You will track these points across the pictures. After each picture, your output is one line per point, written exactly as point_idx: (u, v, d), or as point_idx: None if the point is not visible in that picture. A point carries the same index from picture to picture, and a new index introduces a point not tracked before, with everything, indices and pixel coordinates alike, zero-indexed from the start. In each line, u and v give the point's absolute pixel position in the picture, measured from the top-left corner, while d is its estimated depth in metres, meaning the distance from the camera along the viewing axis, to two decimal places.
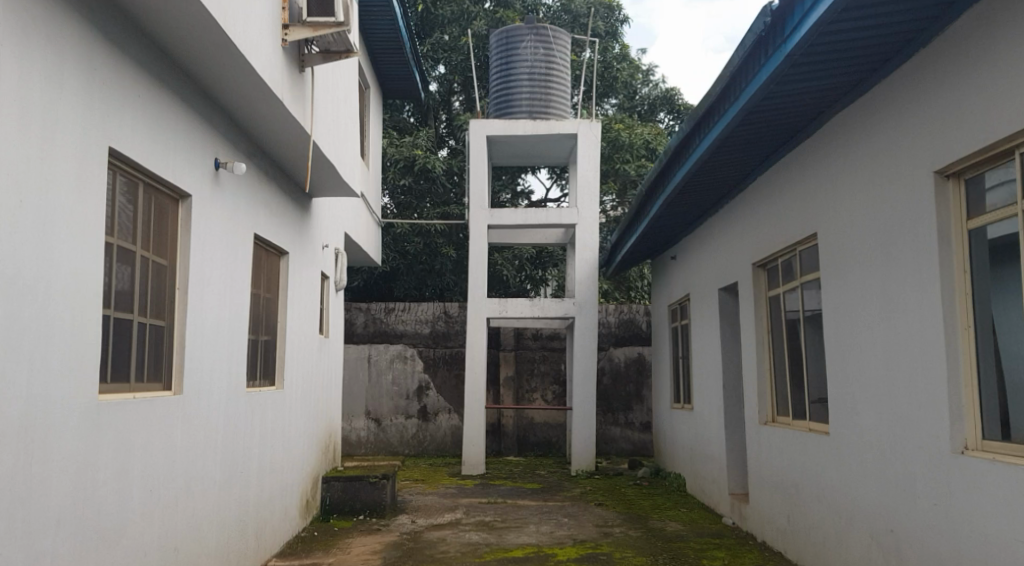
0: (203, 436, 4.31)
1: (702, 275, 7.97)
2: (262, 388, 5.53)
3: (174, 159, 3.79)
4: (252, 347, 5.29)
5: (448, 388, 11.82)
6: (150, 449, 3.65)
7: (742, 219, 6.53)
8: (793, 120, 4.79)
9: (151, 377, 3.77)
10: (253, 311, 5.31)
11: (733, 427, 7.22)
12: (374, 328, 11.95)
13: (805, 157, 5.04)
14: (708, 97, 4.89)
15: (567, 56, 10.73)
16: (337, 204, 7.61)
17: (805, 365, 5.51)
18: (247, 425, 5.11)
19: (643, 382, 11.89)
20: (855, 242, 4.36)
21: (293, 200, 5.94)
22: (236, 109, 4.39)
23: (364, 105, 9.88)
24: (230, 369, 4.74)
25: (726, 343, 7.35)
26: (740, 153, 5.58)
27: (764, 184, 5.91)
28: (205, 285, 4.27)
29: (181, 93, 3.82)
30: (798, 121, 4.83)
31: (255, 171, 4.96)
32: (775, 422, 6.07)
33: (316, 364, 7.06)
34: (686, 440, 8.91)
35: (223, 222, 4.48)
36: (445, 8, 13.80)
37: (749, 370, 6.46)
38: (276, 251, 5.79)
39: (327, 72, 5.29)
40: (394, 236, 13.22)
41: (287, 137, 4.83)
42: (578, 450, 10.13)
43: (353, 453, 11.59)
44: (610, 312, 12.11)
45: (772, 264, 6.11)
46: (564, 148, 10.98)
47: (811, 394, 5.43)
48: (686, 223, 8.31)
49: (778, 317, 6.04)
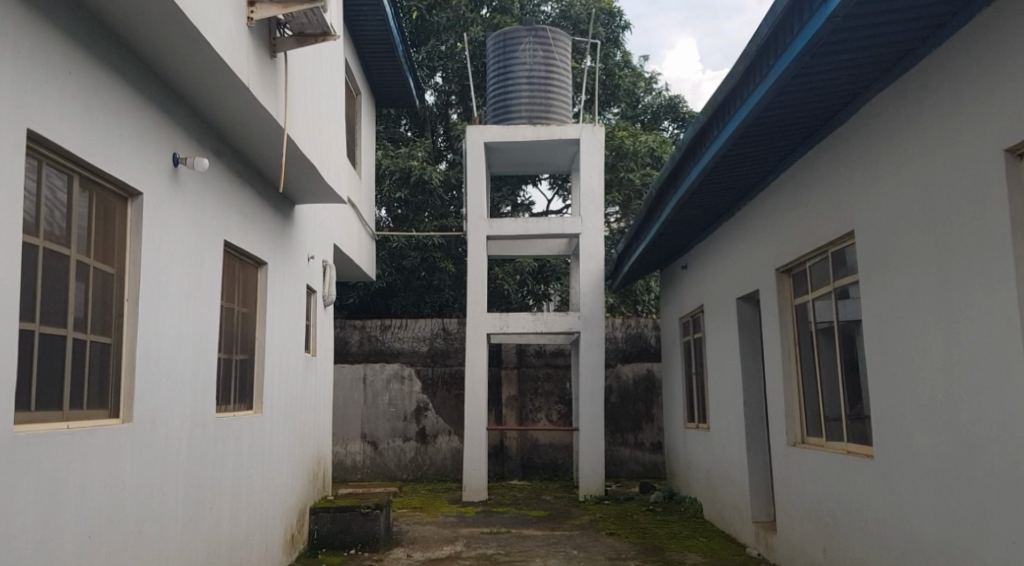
0: (160, 472, 3.75)
1: (718, 284, 7.43)
2: (237, 413, 4.98)
3: (117, 149, 3.26)
4: (223, 367, 4.75)
5: (448, 409, 11.25)
6: (92, 486, 3.09)
7: (764, 219, 6.00)
8: (827, 104, 4.33)
9: (92, 403, 3.23)
10: (225, 326, 4.77)
11: (755, 449, 6.63)
12: (369, 346, 11.45)
13: (840, 145, 4.52)
14: (731, 78, 4.40)
15: (567, 58, 10.26)
16: (325, 213, 7.12)
17: (839, 379, 4.95)
18: (219, 455, 4.55)
19: (654, 400, 11.32)
20: (902, 238, 3.85)
21: (271, 206, 5.43)
22: (197, 97, 3.88)
23: (355, 112, 9.43)
24: (195, 393, 4.19)
25: (745, 357, 6.79)
26: (765, 143, 5.08)
27: (792, 180, 5.39)
28: (161, 296, 3.72)
29: (125, 74, 3.30)
30: (832, 106, 4.36)
31: (224, 169, 4.46)
32: (805, 444, 5.51)
33: (301, 385, 6.51)
34: (702, 462, 8.31)
35: (185, 225, 3.96)
36: (439, 15, 13.39)
37: (774, 386, 5.90)
38: (252, 261, 5.27)
39: (303, 62, 4.78)
40: (390, 250, 12.73)
41: (258, 130, 4.31)
42: (586, 473, 9.52)
43: (348, 479, 11.00)
44: (617, 327, 11.59)
45: (798, 269, 5.58)
46: (566, 156, 10.49)
47: (845, 412, 4.88)
48: (698, 228, 7.79)
49: (806, 327, 5.49)
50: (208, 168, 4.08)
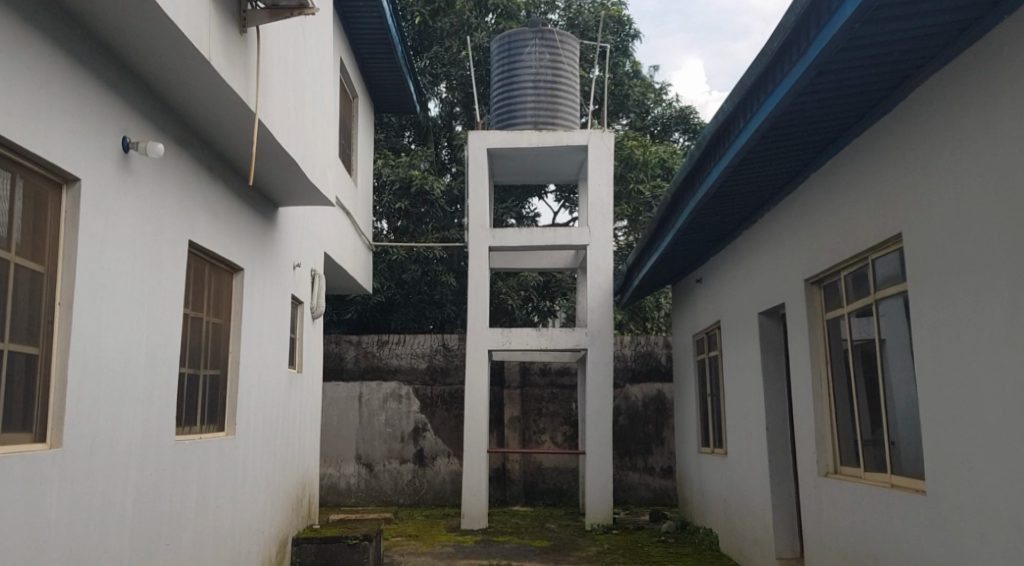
0: (100, 507, 3.20)
1: (737, 298, 6.89)
2: (205, 435, 4.45)
3: (47, 126, 2.75)
4: (188, 383, 4.23)
5: (447, 430, 10.69)
6: (7, 526, 2.50)
7: (793, 226, 5.48)
8: (871, 89, 3.85)
9: (10, 425, 2.65)
10: (190, 337, 4.26)
11: (779, 478, 6.04)
12: (366, 363, 10.84)
13: (885, 137, 4.00)
14: (764, 57, 3.90)
15: (575, 62, 9.81)
16: (312, 218, 6.61)
17: (878, 402, 4.39)
18: (179, 485, 4.01)
19: (664, 422, 10.74)
20: (963, 242, 3.31)
21: (247, 207, 4.93)
22: (150, 75, 3.39)
23: (352, 116, 8.97)
24: (149, 413, 3.64)
25: (768, 377, 6.23)
26: (798, 136, 4.57)
27: (826, 181, 4.86)
28: (106, 301, 3.21)
29: (59, 39, 2.80)
30: (877, 91, 3.87)
31: (188, 160, 3.96)
32: (838, 474, 4.93)
33: (283, 405, 5.97)
34: (718, 490, 7.72)
35: (136, 220, 3.45)
36: (443, 20, 12.97)
37: (802, 409, 5.34)
38: (226, 266, 4.76)
39: (280, 43, 4.30)
40: (389, 263, 12.25)
41: (224, 114, 3.82)
42: (593, 502, 8.89)
43: (341, 503, 10.45)
44: (625, 344, 11.00)
45: (831, 279, 5.03)
46: (573, 164, 10.02)
47: (883, 441, 4.32)
48: (715, 238, 7.29)
49: (840, 344, 4.94)
50: (161, 156, 3.57)
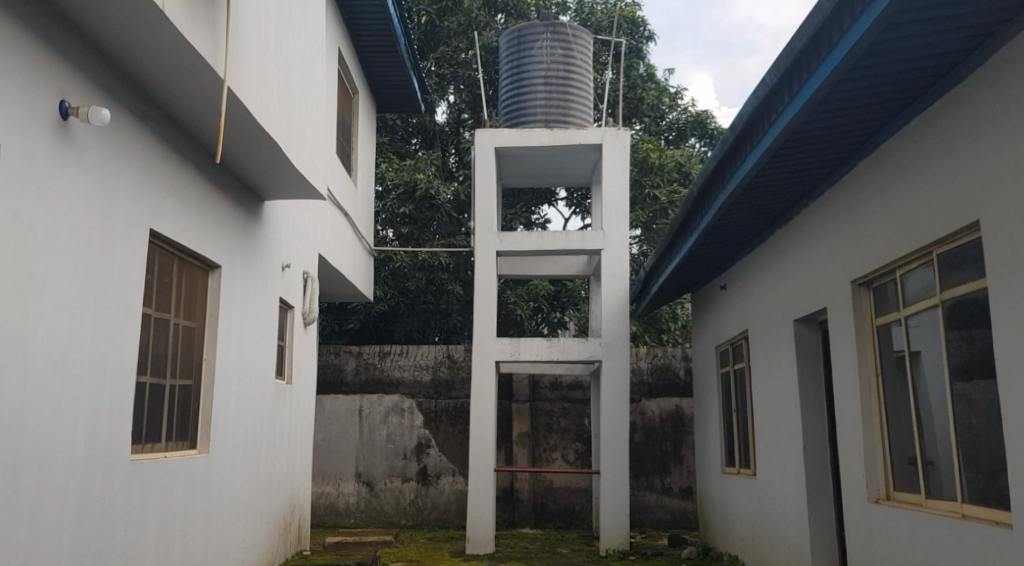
0: (26, 546, 2.60)
1: (769, 304, 6.30)
2: (170, 455, 3.89)
3: None
4: (151, 395, 3.69)
5: (452, 446, 10.10)
6: None
7: (838, 221, 4.87)
8: (942, 54, 3.26)
9: None
10: (155, 341, 3.73)
11: (818, 503, 5.43)
12: (367, 375, 10.27)
13: (955, 112, 3.40)
14: (819, 12, 3.28)
15: (588, 57, 9.32)
16: (303, 215, 6.08)
17: (938, 422, 3.78)
18: (135, 516, 3.44)
19: (682, 440, 10.13)
20: None
21: (224, 197, 4.40)
22: (95, 30, 2.83)
23: (351, 113, 8.48)
24: (95, 429, 3.08)
25: (804, 392, 5.63)
26: (849, 113, 3.98)
27: (880, 167, 4.26)
28: (36, 296, 2.63)
29: None
30: (949, 57, 3.29)
31: (145, 135, 3.42)
32: (891, 501, 4.32)
33: (269, 420, 5.42)
34: (745, 515, 7.10)
35: (77, 201, 2.89)
36: (450, 19, 12.52)
37: (849, 428, 4.73)
38: (201, 262, 4.23)
39: (256, 7, 3.75)
40: (392, 271, 11.73)
41: (186, 80, 3.27)
42: (607, 525, 8.25)
43: (340, 525, 9.86)
44: (641, 357, 10.39)
45: (882, 280, 4.44)
46: (586, 165, 9.49)
47: (946, 466, 3.71)
48: (745, 238, 6.65)
49: (893, 353, 4.34)
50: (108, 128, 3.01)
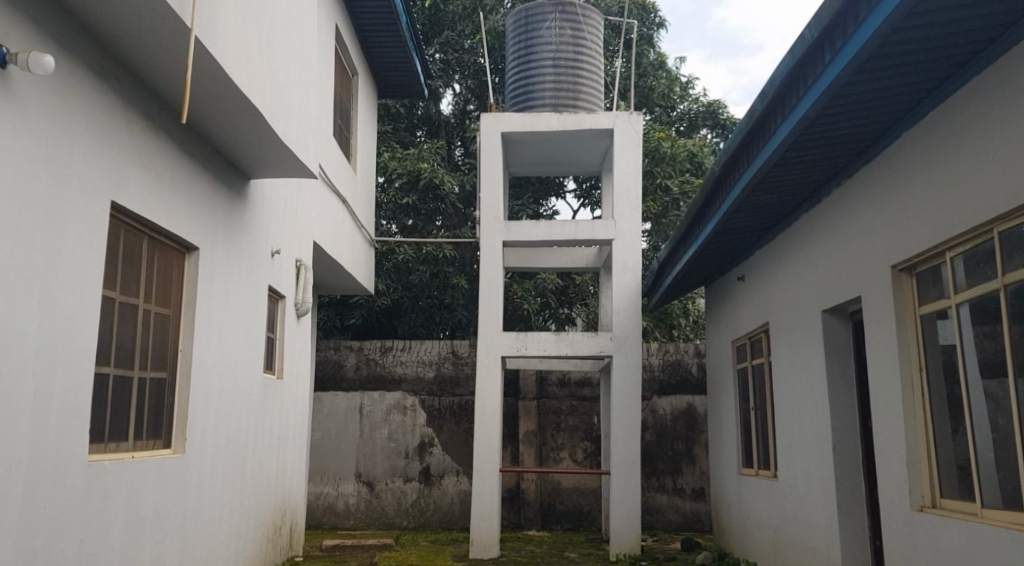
0: None
1: (793, 294, 5.89)
2: (139, 454, 3.52)
3: None
4: (114, 389, 3.31)
5: (455, 445, 9.72)
6: None
7: (874, 202, 4.45)
8: (996, 14, 2.82)
9: None
10: (119, 329, 3.35)
11: (849, 508, 5.00)
12: (367, 372, 9.88)
13: (1006, 80, 2.97)
14: None
15: (599, 39, 8.91)
16: (294, 199, 5.69)
17: (991, 421, 3.36)
18: (94, 522, 3.06)
19: (695, 440, 9.72)
20: None
21: (200, 173, 4.02)
22: None
23: (350, 96, 8.11)
24: (42, 424, 2.67)
25: (833, 389, 5.21)
26: (890, 80, 3.55)
27: (921, 143, 3.83)
28: None
29: None
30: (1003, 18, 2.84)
31: (102, 95, 3.02)
32: (935, 509, 3.90)
33: (255, 417, 5.04)
34: (766, 519, 6.67)
35: (18, 162, 2.50)
36: (454, 3, 12.12)
37: (888, 427, 4.30)
38: (175, 243, 3.86)
39: None
40: (396, 263, 11.34)
41: (146, 28, 2.87)
42: (618, 529, 7.84)
43: (339, 527, 9.49)
44: (652, 353, 10.00)
45: (926, 265, 4.01)
46: (596, 152, 9.09)
47: (1002, 471, 3.29)
48: (768, 223, 6.21)
49: (939, 345, 3.92)
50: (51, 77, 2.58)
